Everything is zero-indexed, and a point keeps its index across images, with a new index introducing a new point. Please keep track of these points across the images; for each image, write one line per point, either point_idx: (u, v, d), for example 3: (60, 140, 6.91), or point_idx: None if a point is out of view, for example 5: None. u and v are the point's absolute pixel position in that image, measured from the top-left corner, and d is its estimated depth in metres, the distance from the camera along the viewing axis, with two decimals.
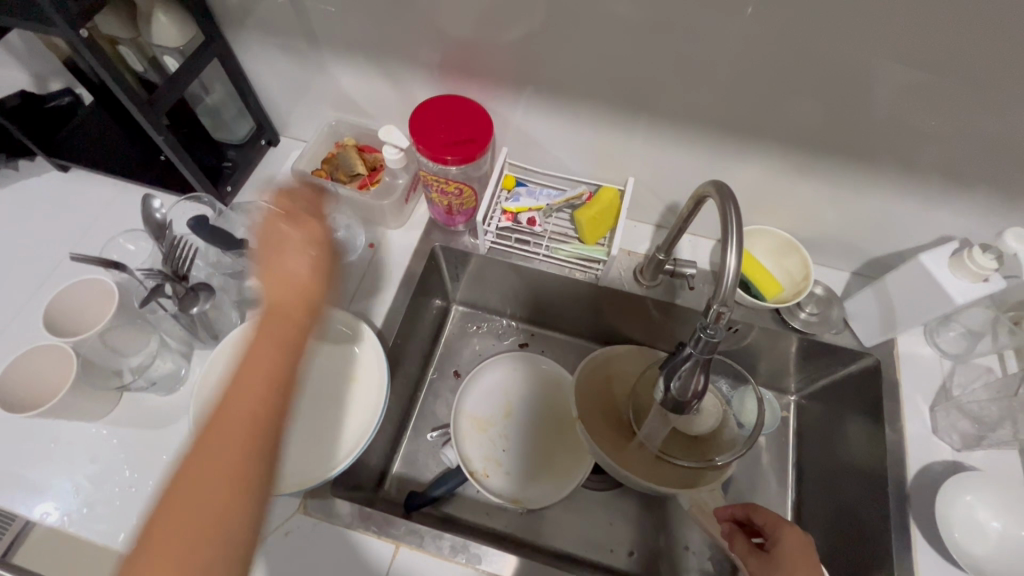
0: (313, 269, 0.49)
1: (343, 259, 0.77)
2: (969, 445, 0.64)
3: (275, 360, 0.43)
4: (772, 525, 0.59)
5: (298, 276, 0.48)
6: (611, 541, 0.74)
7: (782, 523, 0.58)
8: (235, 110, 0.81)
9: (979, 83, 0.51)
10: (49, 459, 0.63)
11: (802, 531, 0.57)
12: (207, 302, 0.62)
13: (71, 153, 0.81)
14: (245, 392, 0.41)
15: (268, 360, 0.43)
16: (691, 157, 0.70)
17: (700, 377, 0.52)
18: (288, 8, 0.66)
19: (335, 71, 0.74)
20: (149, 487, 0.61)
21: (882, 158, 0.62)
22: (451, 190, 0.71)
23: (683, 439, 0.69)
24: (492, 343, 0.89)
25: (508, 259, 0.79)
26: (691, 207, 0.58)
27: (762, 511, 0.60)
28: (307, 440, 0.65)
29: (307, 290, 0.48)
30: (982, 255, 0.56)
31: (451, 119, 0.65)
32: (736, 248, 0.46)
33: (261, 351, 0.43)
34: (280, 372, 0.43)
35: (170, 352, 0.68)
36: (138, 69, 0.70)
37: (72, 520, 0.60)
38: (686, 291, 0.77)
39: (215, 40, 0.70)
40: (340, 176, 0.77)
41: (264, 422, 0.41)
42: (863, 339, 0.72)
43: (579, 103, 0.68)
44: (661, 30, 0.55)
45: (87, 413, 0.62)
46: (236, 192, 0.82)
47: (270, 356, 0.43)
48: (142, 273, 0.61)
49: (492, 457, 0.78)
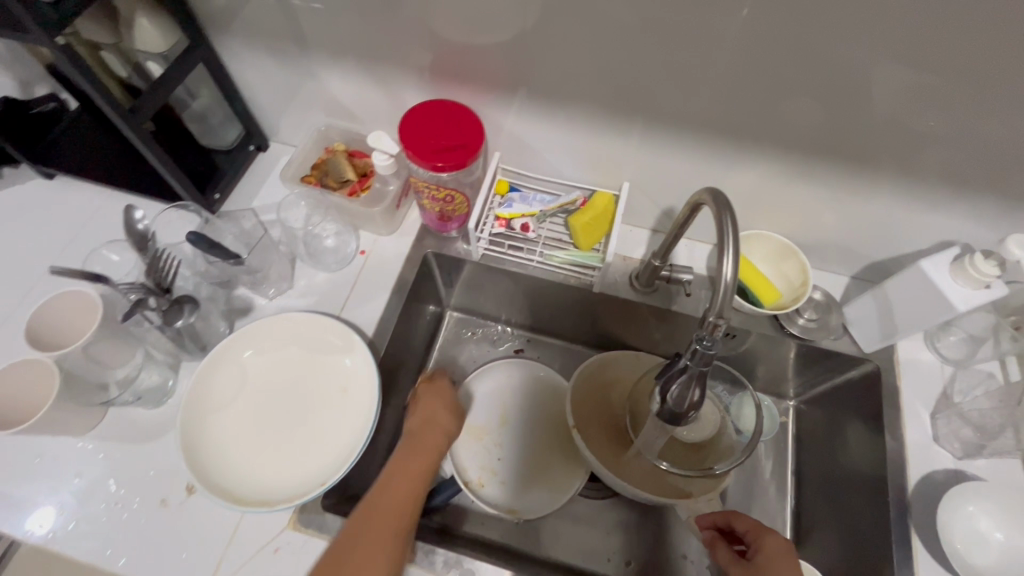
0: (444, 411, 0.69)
1: (333, 267, 0.76)
2: (970, 453, 0.63)
3: (417, 478, 0.60)
4: (755, 532, 0.58)
5: (442, 424, 0.67)
6: (608, 551, 0.73)
7: (763, 530, 0.58)
8: (222, 115, 0.80)
9: (980, 86, 0.49)
10: (34, 475, 0.62)
11: (783, 538, 0.57)
12: (191, 314, 0.62)
13: (55, 161, 0.80)
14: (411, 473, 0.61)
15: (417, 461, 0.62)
16: (687, 161, 0.69)
17: (697, 389, 0.51)
18: (273, 11, 0.64)
19: (323, 75, 0.73)
20: (136, 503, 0.60)
21: (881, 162, 0.61)
22: (443, 197, 0.70)
23: (681, 448, 0.67)
24: (486, 350, 0.88)
25: (502, 265, 0.77)
26: (687, 213, 0.56)
27: (745, 518, 0.60)
28: (297, 454, 0.63)
29: (437, 457, 0.64)
30: (983, 261, 0.55)
31: (442, 124, 0.64)
32: (731, 256, 0.45)
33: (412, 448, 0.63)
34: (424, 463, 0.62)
35: (156, 364, 0.67)
36: (122, 75, 0.68)
37: (58, 538, 0.59)
38: (683, 297, 0.76)
39: (200, 44, 0.69)
40: (330, 182, 0.75)
41: (408, 510, 0.57)
42: (863, 345, 0.70)
43: (573, 107, 0.66)
44: (655, 32, 0.54)
45: (71, 429, 0.61)
46: (224, 199, 0.80)
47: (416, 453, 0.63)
48: (124, 287, 0.60)
49: (487, 466, 0.77)
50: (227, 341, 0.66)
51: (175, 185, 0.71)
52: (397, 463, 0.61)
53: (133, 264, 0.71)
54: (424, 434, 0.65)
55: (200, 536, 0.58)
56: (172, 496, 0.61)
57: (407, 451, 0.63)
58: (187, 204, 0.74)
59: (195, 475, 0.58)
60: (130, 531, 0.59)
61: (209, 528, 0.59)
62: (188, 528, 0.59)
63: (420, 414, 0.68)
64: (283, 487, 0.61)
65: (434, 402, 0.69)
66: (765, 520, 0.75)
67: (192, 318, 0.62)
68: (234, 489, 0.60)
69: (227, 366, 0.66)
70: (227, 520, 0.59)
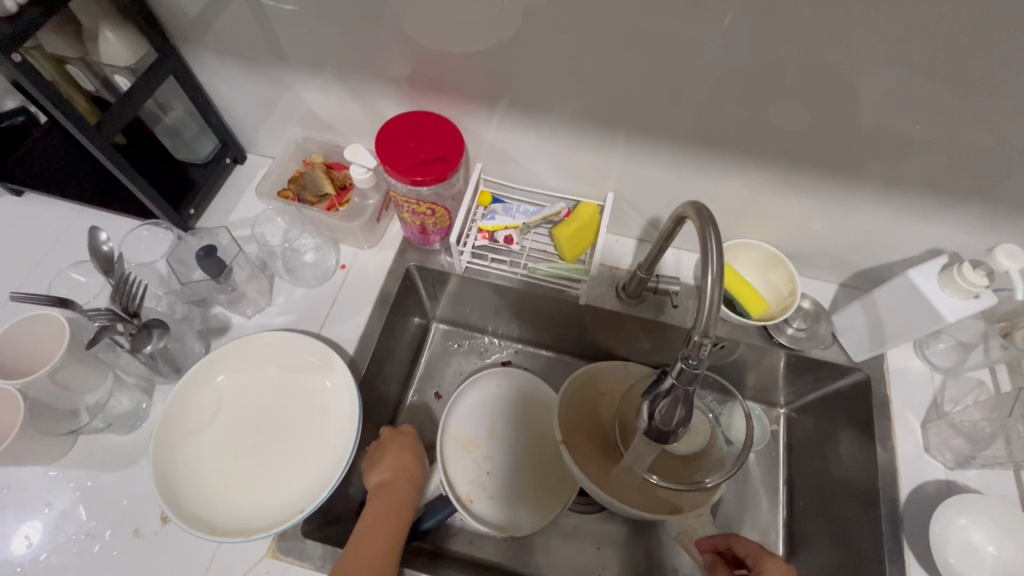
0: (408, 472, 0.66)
1: (313, 283, 0.74)
2: (962, 463, 0.63)
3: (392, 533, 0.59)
4: (755, 556, 0.59)
5: (408, 486, 0.65)
6: (598, 566, 0.72)
7: (763, 553, 0.58)
8: (196, 128, 0.78)
9: (965, 95, 0.49)
10: (1, 506, 0.60)
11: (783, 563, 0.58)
12: (161, 339, 0.59)
13: (23, 177, 0.78)
14: (382, 527, 0.59)
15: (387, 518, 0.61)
16: (672, 170, 0.68)
17: (683, 407, 0.50)
18: (244, 22, 0.62)
19: (299, 87, 0.71)
20: (108, 534, 0.58)
21: (866, 171, 0.60)
22: (423, 212, 0.68)
23: (671, 462, 0.64)
24: (473, 363, 0.86)
25: (486, 278, 0.76)
26: (671, 226, 0.55)
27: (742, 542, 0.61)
28: (275, 480, 0.61)
29: (403, 518, 0.62)
30: (972, 271, 0.54)
31: (421, 136, 0.62)
32: (715, 272, 0.43)
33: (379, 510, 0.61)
34: (394, 520, 0.61)
35: (128, 388, 0.65)
36: (90, 89, 0.66)
37: (27, 572, 0.57)
38: (671, 309, 0.75)
39: (169, 56, 0.67)
40: (308, 196, 0.74)
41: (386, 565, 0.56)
42: (852, 354, 0.70)
43: (554, 118, 0.65)
44: (636, 42, 0.53)
45: (38, 457, 0.59)
46: (199, 215, 0.78)
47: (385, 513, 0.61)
48: (89, 311, 0.57)
49: (476, 480, 0.75)
50: (200, 363, 0.64)
51: (148, 204, 0.69)
52: (370, 529, 0.59)
53: (100, 286, 0.70)
54: (392, 493, 0.64)
55: (175, 568, 0.56)
56: (145, 526, 0.58)
57: (375, 517, 0.60)
58: (158, 221, 0.73)
59: (168, 505, 0.56)
60: (101, 564, 0.57)
61: (184, 559, 0.57)
62: (162, 559, 0.57)
63: (383, 477, 0.65)
64: (261, 515, 0.59)
65: (392, 465, 0.66)
66: (757, 532, 0.74)
67: (162, 342, 0.60)
68: (209, 518, 0.58)
69: (202, 389, 0.64)
70: (203, 550, 0.57)
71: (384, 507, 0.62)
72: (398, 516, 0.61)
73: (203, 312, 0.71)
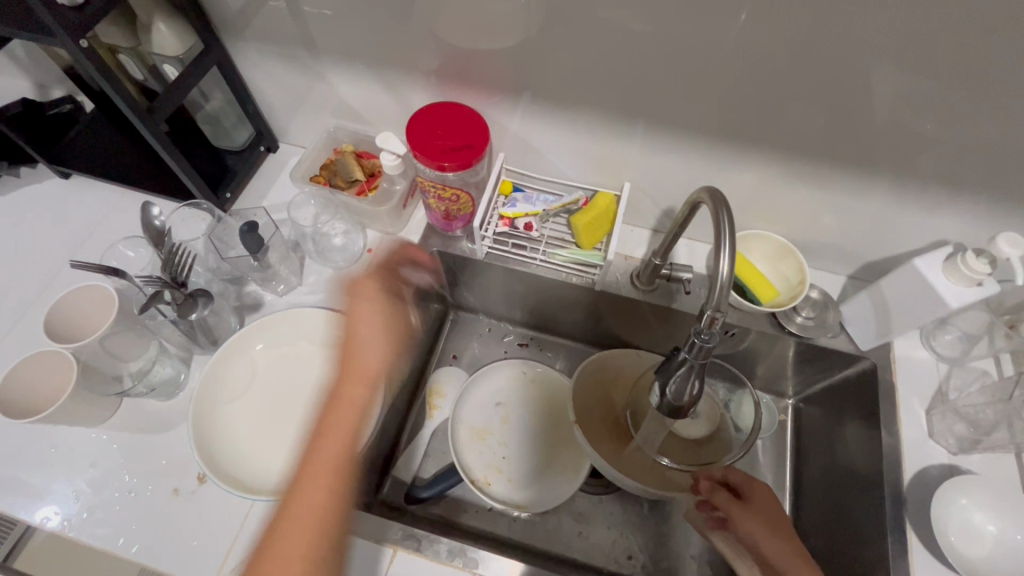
0: (387, 303, 0.65)
1: (341, 264, 0.78)
2: (966, 448, 0.65)
3: (347, 414, 0.56)
4: (745, 484, 0.65)
5: (381, 328, 0.62)
6: (610, 545, 0.73)
7: (753, 480, 0.65)
8: (234, 119, 0.83)
9: (963, 90, 0.51)
10: (50, 464, 0.64)
11: (768, 488, 0.65)
12: (205, 307, 0.66)
13: (71, 161, 0.83)
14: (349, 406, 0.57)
15: (356, 398, 0.58)
16: (688, 160, 0.70)
17: (695, 383, 0.51)
18: (285, 17, 0.66)
19: (334, 78, 0.75)
20: (149, 491, 0.62)
21: (877, 163, 0.62)
22: (448, 196, 0.72)
23: (680, 442, 0.68)
24: (490, 347, 0.89)
25: (506, 264, 0.79)
26: (687, 211, 0.58)
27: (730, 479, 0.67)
28: (305, 444, 0.66)
29: (378, 357, 0.61)
30: (975, 259, 0.57)
31: (448, 125, 0.66)
32: (728, 252, 0.46)
33: (345, 376, 0.59)
34: (366, 376, 0.59)
35: (169, 358, 0.69)
36: (139, 78, 0.70)
37: (71, 525, 0.60)
38: (683, 295, 0.77)
39: (214, 47, 0.71)
40: (339, 182, 0.78)
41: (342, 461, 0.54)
42: (859, 342, 0.72)
43: (576, 110, 0.68)
44: (658, 36, 0.56)
45: (85, 418, 0.64)
46: (234, 199, 0.83)
47: (347, 395, 0.57)
48: (142, 280, 0.63)
49: (493, 464, 0.77)
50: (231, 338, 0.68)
51: (191, 186, 0.74)
52: (339, 405, 0.57)
53: (147, 261, 0.75)
54: (356, 328, 0.62)
55: (213, 524, 0.60)
56: (183, 485, 0.62)
57: (343, 382, 0.58)
58: (198, 201, 0.77)
59: (205, 463, 0.60)
60: (142, 519, 0.60)
61: (219, 516, 0.61)
62: (198, 515, 0.61)
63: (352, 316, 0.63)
64: (292, 479, 0.63)
65: (355, 304, 0.63)
66: None
67: (205, 310, 0.67)
68: (244, 480, 0.62)
69: (234, 361, 0.69)
70: (238, 508, 0.61)
71: (346, 386, 0.58)
72: (362, 387, 0.58)
73: (237, 290, 0.76)
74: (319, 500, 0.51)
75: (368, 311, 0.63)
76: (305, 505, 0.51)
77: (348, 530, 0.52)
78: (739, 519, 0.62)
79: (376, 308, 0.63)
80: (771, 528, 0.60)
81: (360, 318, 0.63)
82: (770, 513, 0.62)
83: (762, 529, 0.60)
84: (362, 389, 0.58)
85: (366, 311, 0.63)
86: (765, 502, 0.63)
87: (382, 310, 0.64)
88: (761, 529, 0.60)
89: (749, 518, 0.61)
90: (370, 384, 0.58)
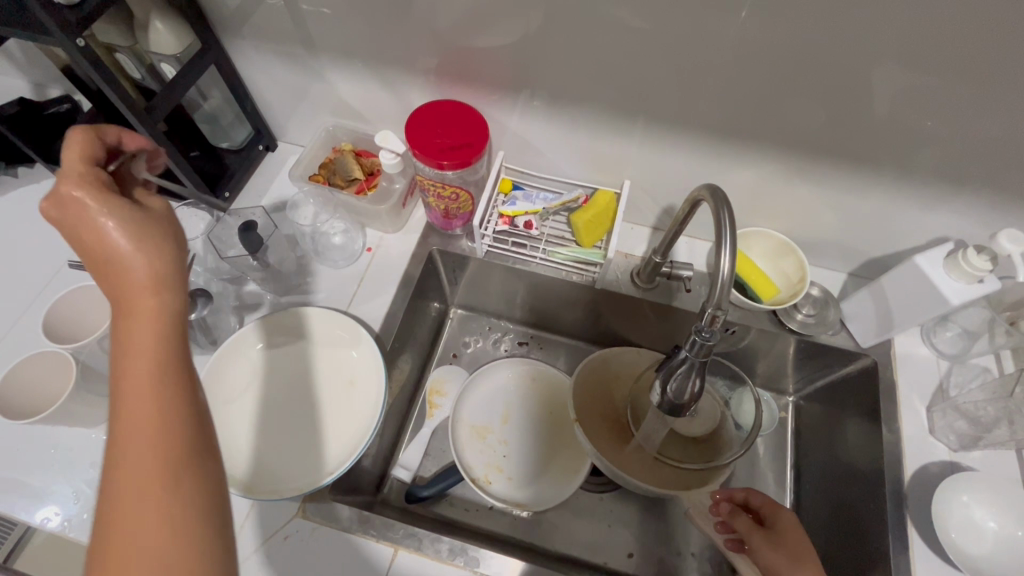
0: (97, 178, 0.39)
1: (341, 263, 0.78)
2: (966, 445, 0.65)
3: (144, 345, 0.37)
4: (771, 510, 0.60)
5: (119, 233, 0.38)
6: (611, 543, 0.73)
7: (779, 507, 0.60)
8: (233, 116, 0.83)
9: (963, 87, 0.51)
10: (50, 464, 0.64)
11: (794, 516, 0.59)
12: (204, 307, 0.67)
13: None
14: (139, 338, 0.37)
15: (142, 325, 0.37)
16: (689, 158, 0.70)
17: (695, 381, 0.51)
18: (283, 15, 0.66)
19: (333, 77, 0.74)
20: None
21: (877, 160, 0.62)
22: (448, 195, 0.71)
23: (681, 440, 0.68)
24: (490, 346, 0.89)
25: (506, 262, 0.79)
26: (687, 209, 0.58)
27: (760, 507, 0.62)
28: (306, 444, 0.66)
29: (147, 257, 0.38)
30: (976, 255, 0.57)
31: (447, 123, 0.66)
32: (729, 249, 0.46)
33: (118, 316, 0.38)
34: (146, 296, 0.38)
35: None
36: (136, 77, 0.69)
37: (71, 525, 0.60)
38: (683, 294, 0.77)
39: (212, 46, 0.71)
40: (337, 181, 0.78)
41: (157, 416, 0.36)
42: (859, 339, 0.72)
43: (575, 108, 0.68)
44: (657, 34, 0.55)
45: (85, 418, 0.63)
46: (233, 199, 0.83)
47: (129, 327, 0.37)
48: None
49: (493, 463, 0.77)
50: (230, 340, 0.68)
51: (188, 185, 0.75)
52: (123, 339, 0.37)
53: None
54: (97, 246, 0.38)
55: None
56: None
57: (119, 307, 0.38)
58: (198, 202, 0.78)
59: None
60: None
61: None
62: None
63: (73, 228, 0.38)
64: (292, 478, 0.63)
65: (71, 210, 0.38)
66: None
67: (205, 310, 0.68)
68: (244, 479, 0.62)
69: (234, 362, 0.68)
70: (238, 509, 0.61)
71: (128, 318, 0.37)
72: (147, 304, 0.38)
73: (237, 289, 0.76)
74: (149, 504, 0.34)
75: (88, 217, 0.38)
76: (127, 509, 0.34)
77: (222, 486, 0.37)
78: (758, 547, 0.57)
79: (108, 206, 0.38)
80: (784, 552, 0.55)
81: (91, 236, 0.38)
82: (792, 541, 0.56)
83: (773, 552, 0.55)
84: (141, 302, 0.38)
85: (91, 223, 0.38)
86: (788, 529, 0.57)
87: (115, 210, 0.38)
88: (773, 553, 0.55)
89: (770, 546, 0.56)
90: (156, 283, 0.38)
